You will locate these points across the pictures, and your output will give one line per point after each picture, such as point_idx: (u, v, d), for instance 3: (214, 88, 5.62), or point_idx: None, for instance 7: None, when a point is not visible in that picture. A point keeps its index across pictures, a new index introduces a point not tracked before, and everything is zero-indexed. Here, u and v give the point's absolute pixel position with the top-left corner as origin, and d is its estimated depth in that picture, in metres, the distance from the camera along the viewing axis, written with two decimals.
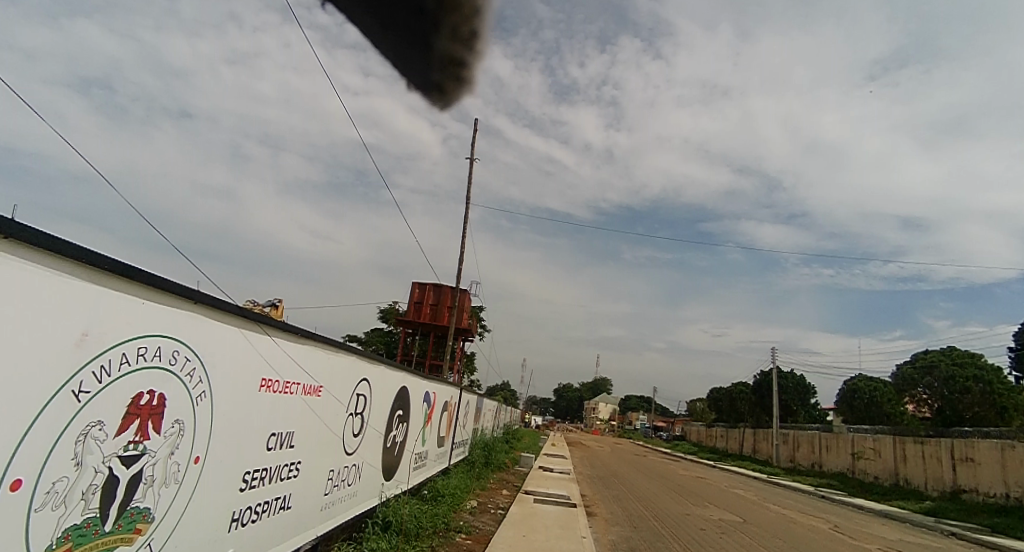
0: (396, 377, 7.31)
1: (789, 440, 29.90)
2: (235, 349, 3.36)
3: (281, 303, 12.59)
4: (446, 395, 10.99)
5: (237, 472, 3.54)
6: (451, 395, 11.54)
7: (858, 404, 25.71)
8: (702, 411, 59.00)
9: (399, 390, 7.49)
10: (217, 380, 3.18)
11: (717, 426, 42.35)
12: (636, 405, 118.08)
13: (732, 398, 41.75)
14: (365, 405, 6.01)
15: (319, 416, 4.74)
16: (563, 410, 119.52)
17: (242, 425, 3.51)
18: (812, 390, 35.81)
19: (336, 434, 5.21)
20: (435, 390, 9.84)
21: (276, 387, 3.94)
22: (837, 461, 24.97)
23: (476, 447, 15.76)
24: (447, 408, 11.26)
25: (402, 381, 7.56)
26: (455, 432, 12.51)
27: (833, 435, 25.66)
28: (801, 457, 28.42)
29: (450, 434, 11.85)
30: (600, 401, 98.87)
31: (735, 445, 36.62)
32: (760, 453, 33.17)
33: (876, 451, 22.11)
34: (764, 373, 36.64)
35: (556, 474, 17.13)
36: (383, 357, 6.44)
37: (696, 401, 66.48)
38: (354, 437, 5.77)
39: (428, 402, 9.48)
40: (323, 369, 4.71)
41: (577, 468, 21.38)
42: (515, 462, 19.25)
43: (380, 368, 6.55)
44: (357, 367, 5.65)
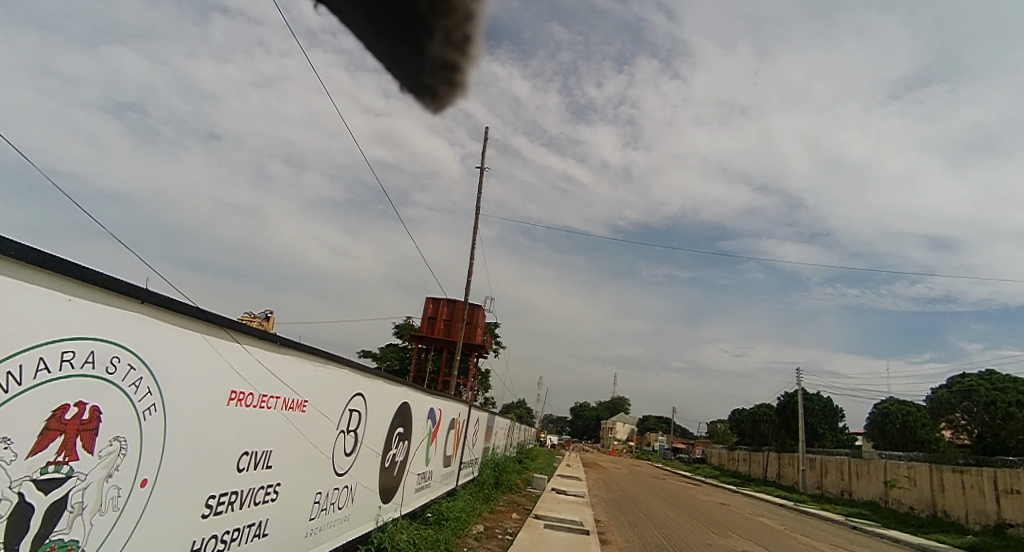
0: (397, 393, 6.92)
1: (816, 466, 28.63)
2: (197, 358, 3.00)
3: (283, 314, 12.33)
4: (452, 413, 10.54)
5: (198, 496, 3.15)
6: (459, 412, 11.08)
7: (892, 429, 24.53)
8: (724, 433, 57.18)
9: (400, 406, 7.09)
10: (171, 393, 2.81)
11: (739, 449, 40.88)
12: (655, 426, 115.55)
13: (754, 420, 40.38)
14: (359, 422, 5.61)
15: (303, 433, 4.35)
16: (580, 430, 117.53)
17: (203, 443, 3.14)
18: (839, 413, 34.34)
19: (323, 453, 4.81)
20: (440, 407, 9.42)
21: (250, 401, 3.56)
22: (868, 489, 23.73)
23: (487, 467, 15.20)
24: (454, 425, 10.80)
25: (402, 397, 7.16)
26: (464, 451, 12.03)
27: (863, 461, 24.41)
28: (829, 484, 27.10)
29: (458, 453, 11.39)
30: (618, 422, 96.91)
31: (758, 470, 35.20)
32: (785, 479, 31.78)
33: (910, 479, 20.91)
34: (788, 394, 35.33)
35: (570, 497, 16.44)
36: (381, 370, 6.06)
37: (717, 423, 64.57)
38: (346, 456, 5.36)
39: (433, 420, 9.04)
40: (308, 382, 4.34)
41: (592, 490, 20.59)
42: (527, 483, 18.60)
43: (378, 382, 6.17)
44: (350, 381, 5.28)
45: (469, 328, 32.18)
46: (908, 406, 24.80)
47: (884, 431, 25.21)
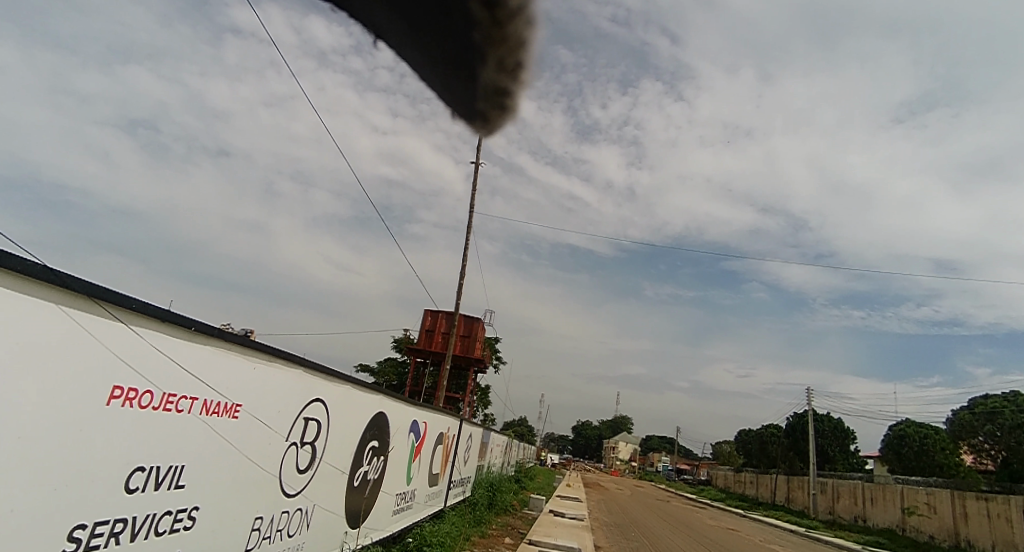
0: (371, 401, 6.11)
1: (828, 490, 27.38)
2: (51, 337, 2.22)
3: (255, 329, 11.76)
4: (440, 426, 9.71)
5: (53, 527, 2.34)
6: (448, 426, 10.23)
7: (908, 453, 23.48)
8: (729, 455, 55.75)
9: (375, 416, 6.28)
10: (2, 387, 2.03)
11: (746, 472, 39.51)
12: (658, 446, 113.56)
13: (761, 441, 39.10)
14: (318, 433, 4.80)
15: (233, 446, 3.54)
16: (582, 449, 115.43)
17: (60, 455, 2.33)
18: (850, 435, 33.10)
19: (266, 470, 3.99)
20: (425, 419, 8.59)
21: (147, 402, 2.76)
22: (884, 515, 22.51)
23: (481, 487, 14.25)
24: (442, 441, 9.94)
25: (378, 406, 6.36)
26: (453, 469, 11.13)
27: (878, 485, 23.30)
28: (842, 510, 25.87)
29: (446, 471, 10.50)
30: (621, 441, 95.08)
31: (767, 493, 33.87)
32: (795, 504, 30.49)
33: (930, 505, 19.75)
34: (797, 415, 34.17)
35: (568, 520, 15.42)
36: (349, 374, 5.27)
37: (722, 444, 63.04)
38: (299, 474, 4.54)
39: (416, 434, 8.20)
40: (242, 383, 3.54)
41: (592, 513, 19.52)
42: (523, 504, 17.59)
43: (346, 388, 5.39)
44: (306, 385, 4.48)
45: (467, 342, 31.39)
46: (926, 429, 23.73)
47: (900, 454, 24.10)
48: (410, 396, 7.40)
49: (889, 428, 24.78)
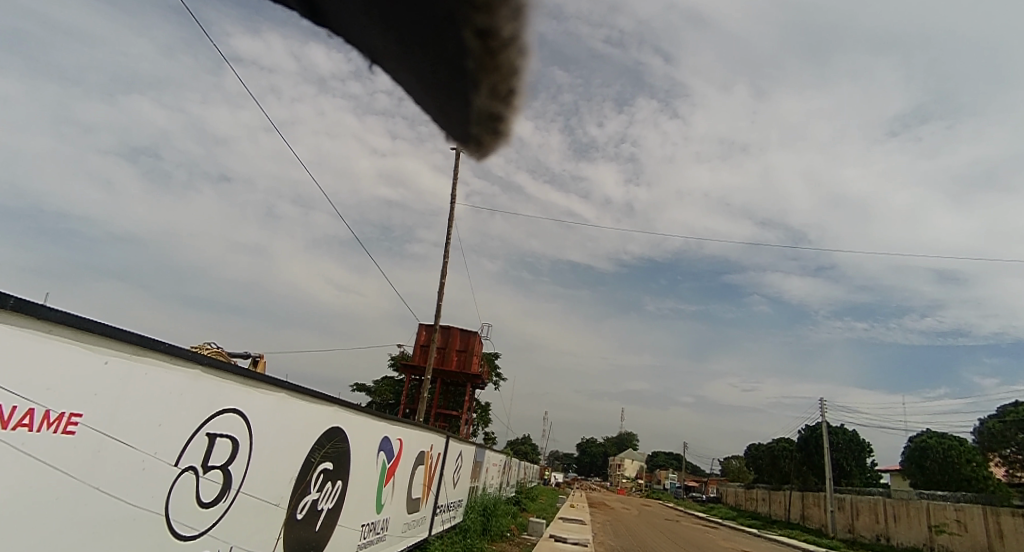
0: (321, 415, 5.01)
1: (846, 507, 26.01)
2: None
3: (226, 345, 10.79)
4: (421, 444, 8.63)
5: None
6: (430, 444, 9.13)
7: (931, 466, 22.22)
8: (738, 470, 54.04)
9: (327, 431, 5.17)
10: None
11: (758, 488, 37.94)
12: (665, 463, 111.25)
13: (772, 456, 37.67)
14: (235, 453, 3.70)
15: (70, 475, 2.47)
16: (587, 468, 113.04)
17: None
18: (866, 448, 31.66)
19: (138, 507, 2.90)
20: (400, 436, 7.47)
21: None
22: (909, 534, 21.09)
23: (474, 510, 13.07)
24: (424, 461, 8.85)
25: (332, 419, 5.25)
26: (437, 492, 9.97)
27: (900, 501, 22.01)
28: (862, 527, 24.47)
29: (429, 494, 9.34)
30: (626, 459, 92.88)
31: (781, 510, 32.40)
32: (811, 521, 29.04)
33: (960, 523, 18.41)
34: (810, 428, 32.81)
35: (571, 545, 14.15)
36: (282, 380, 4.19)
37: (731, 460, 61.23)
38: (204, 509, 3.44)
39: (388, 453, 7.08)
40: (80, 386, 2.47)
41: (598, 536, 18.18)
42: (522, 527, 16.32)
43: (280, 397, 4.29)
44: (213, 391, 3.40)
45: (464, 357, 30.24)
46: (949, 440, 22.45)
47: (923, 467, 22.73)
48: (378, 408, 6.32)
49: (910, 440, 23.49)
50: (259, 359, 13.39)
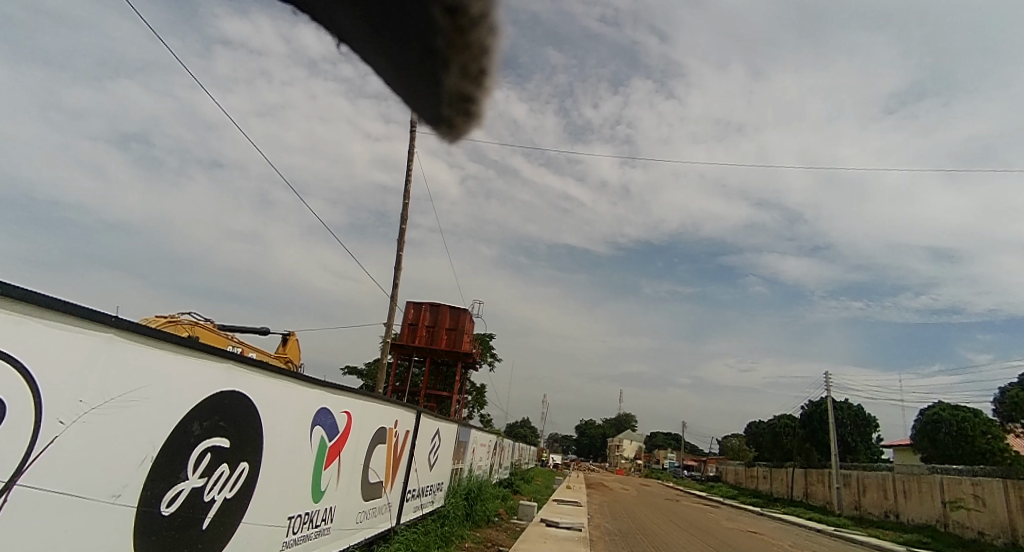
0: (197, 374, 3.62)
1: (852, 483, 25.05)
2: None
3: (196, 326, 9.11)
4: (380, 421, 7.32)
5: None
6: (393, 421, 7.82)
7: (943, 439, 21.24)
8: (738, 448, 53.38)
9: (213, 397, 3.79)
10: None
11: (759, 466, 37.04)
12: (663, 443, 111.30)
13: (774, 433, 36.75)
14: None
15: None
16: (586, 449, 112.89)
17: None
18: (872, 423, 30.57)
19: None
20: (346, 409, 6.11)
21: None
22: (920, 510, 20.22)
23: (457, 495, 11.88)
24: (385, 441, 7.55)
25: (219, 378, 3.86)
26: (405, 478, 8.64)
27: (911, 476, 21.05)
28: (869, 504, 23.56)
29: (394, 479, 8.12)
30: (625, 440, 92.40)
31: (784, 487, 31.53)
32: (815, 498, 28.21)
33: (979, 498, 17.43)
34: (814, 403, 31.77)
35: (565, 531, 12.94)
36: (100, 312, 2.80)
37: (729, 438, 60.50)
38: None
39: (329, 428, 5.73)
40: None
41: (595, 519, 17.02)
42: (512, 511, 15.16)
43: (106, 340, 2.90)
44: None
45: (454, 335, 28.88)
46: (963, 412, 21.36)
47: (936, 441, 21.67)
48: (304, 372, 4.96)
49: (922, 412, 22.37)
50: (289, 334, 11.60)
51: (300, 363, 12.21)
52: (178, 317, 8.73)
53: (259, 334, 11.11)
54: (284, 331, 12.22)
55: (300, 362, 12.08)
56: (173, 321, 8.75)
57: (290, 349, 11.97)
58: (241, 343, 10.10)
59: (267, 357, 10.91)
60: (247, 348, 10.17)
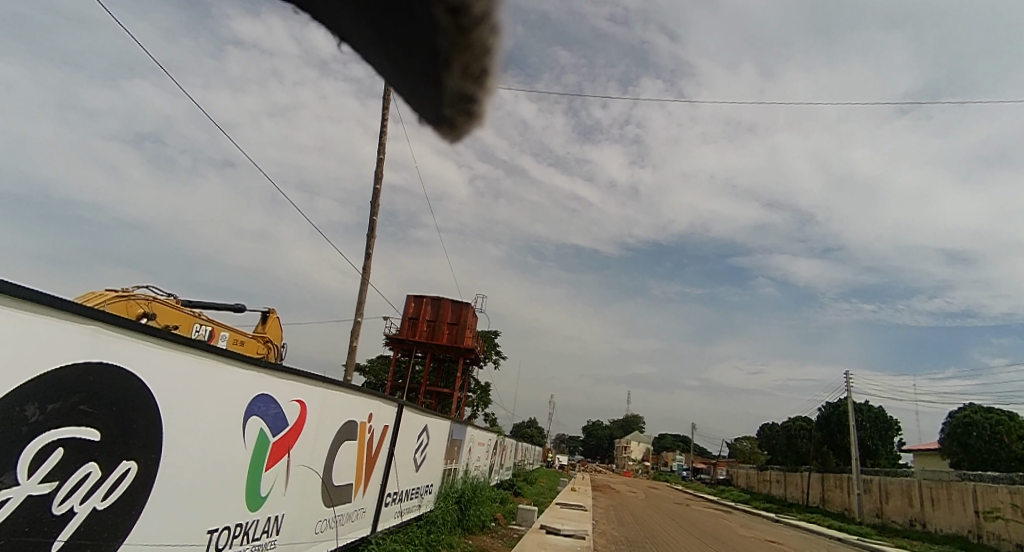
0: (38, 339, 2.55)
1: (873, 489, 23.73)
2: None
3: (151, 305, 7.87)
4: (348, 413, 6.25)
5: None
6: (365, 414, 6.75)
7: (975, 444, 19.95)
8: (750, 451, 51.78)
9: (69, 369, 2.74)
10: None
11: (773, 469, 35.69)
12: (672, 445, 109.44)
13: (788, 435, 35.42)
14: None
15: None
16: (593, 450, 111.29)
17: None
18: (894, 425, 29.13)
19: None
20: (299, 397, 5.07)
21: None
22: (949, 519, 18.96)
23: (448, 499, 10.84)
24: (355, 439, 6.49)
25: (79, 341, 2.80)
26: (383, 479, 7.62)
27: (940, 483, 19.77)
28: (892, 511, 22.28)
29: (368, 482, 7.07)
30: (633, 441, 90.81)
31: (800, 493, 30.26)
32: (832, 504, 26.95)
33: (1017, 508, 16.17)
34: (832, 404, 30.43)
35: (567, 537, 11.93)
36: None
37: (740, 441, 58.93)
38: None
39: (272, 418, 4.65)
40: None
41: (601, 525, 15.98)
42: (511, 515, 14.14)
43: None
44: None
45: (456, 330, 27.85)
46: (998, 415, 20.01)
47: (967, 446, 20.28)
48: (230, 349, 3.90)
49: (951, 415, 21.05)
50: (269, 312, 10.40)
51: (282, 343, 11.10)
52: (132, 291, 7.62)
53: (234, 312, 10.00)
54: (264, 308, 11.03)
55: (281, 342, 10.98)
56: (125, 295, 7.61)
57: (270, 329, 10.82)
58: (211, 321, 9.04)
59: (242, 337, 9.81)
60: (218, 327, 9.14)
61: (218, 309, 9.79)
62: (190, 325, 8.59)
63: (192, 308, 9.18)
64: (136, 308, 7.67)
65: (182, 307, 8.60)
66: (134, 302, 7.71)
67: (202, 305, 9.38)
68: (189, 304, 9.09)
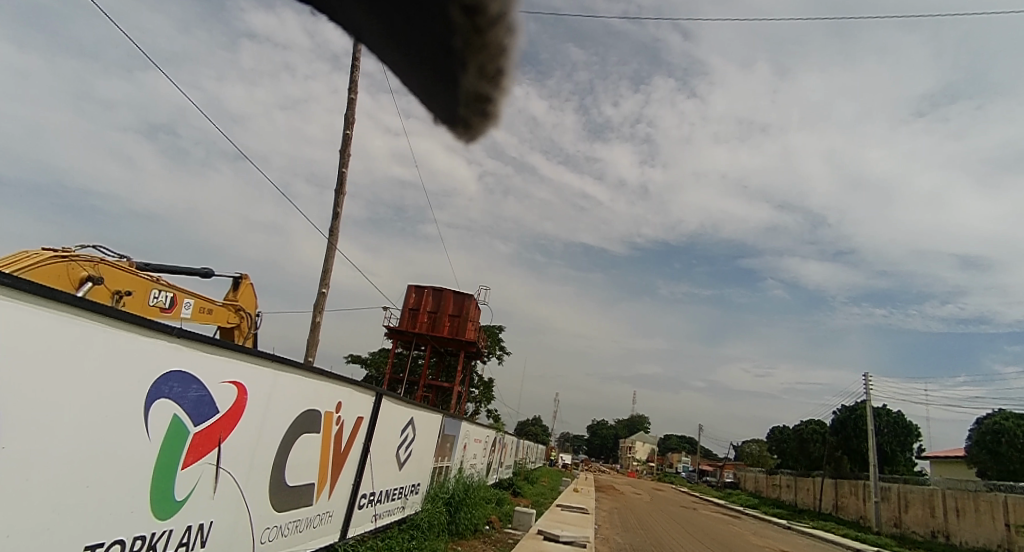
0: None
1: (892, 497, 22.55)
2: None
3: (95, 270, 7.04)
4: (307, 400, 5.25)
5: None
6: (329, 403, 5.75)
7: (1007, 453, 18.70)
8: (760, 455, 50.38)
9: None
10: None
11: (783, 474, 34.45)
12: (677, 447, 107.87)
13: (800, 439, 34.18)
14: None
15: None
16: (597, 450, 109.93)
17: None
18: (915, 431, 27.80)
19: None
20: (233, 377, 4.09)
21: None
22: (978, 531, 17.80)
23: (437, 500, 9.93)
24: (315, 432, 5.50)
25: None
26: (357, 477, 6.72)
27: (968, 493, 18.58)
28: (911, 521, 21.09)
29: (334, 481, 6.11)
30: (638, 442, 89.47)
31: (811, 499, 29.10)
32: (846, 512, 25.80)
33: None
34: (849, 408, 29.17)
35: (567, 543, 11.00)
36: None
37: (749, 445, 57.44)
38: None
39: (190, 399, 3.68)
40: None
41: (604, 529, 15.04)
42: (507, 517, 13.23)
43: None
44: None
45: (457, 322, 26.91)
46: None
47: (998, 454, 19.04)
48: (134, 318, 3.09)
49: (980, 422, 19.79)
50: (240, 277, 9.66)
51: (256, 312, 10.32)
52: (75, 252, 6.78)
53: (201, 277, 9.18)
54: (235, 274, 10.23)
55: (254, 311, 10.21)
56: (66, 257, 6.77)
57: (242, 296, 10.03)
58: (173, 287, 8.28)
59: (209, 305, 9.08)
60: (181, 294, 8.40)
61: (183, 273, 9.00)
62: (147, 290, 7.79)
63: (150, 271, 8.34)
64: (79, 272, 6.85)
65: (138, 271, 7.79)
66: (77, 265, 6.88)
67: (163, 270, 8.58)
68: (145, 268, 8.26)
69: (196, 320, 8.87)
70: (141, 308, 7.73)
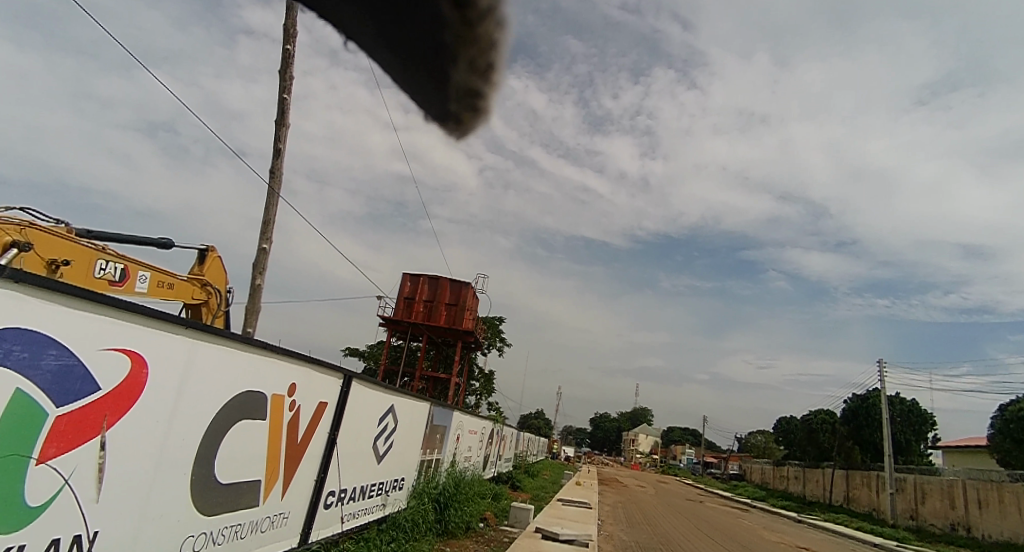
0: None
1: (907, 488, 21.66)
2: None
3: (18, 237, 6.16)
4: (241, 378, 4.25)
5: None
6: (276, 385, 4.75)
7: None
8: (767, 448, 49.28)
9: None
10: None
11: (791, 466, 33.52)
12: (681, 439, 106.88)
13: (809, 430, 33.25)
14: None
15: None
16: (601, 443, 108.92)
17: None
18: (929, 421, 26.87)
19: None
20: (118, 343, 3.09)
21: None
22: (1002, 524, 16.90)
23: (424, 497, 9.03)
24: (256, 418, 4.51)
25: None
26: (321, 471, 5.80)
27: (990, 484, 17.66)
28: (928, 513, 20.22)
29: (289, 477, 5.15)
30: (642, 434, 88.60)
31: (820, 490, 28.24)
32: (857, 504, 24.94)
33: None
34: (861, 397, 28.26)
35: (568, 542, 10.11)
36: None
37: (755, 436, 56.39)
38: None
39: (41, 366, 2.68)
40: None
41: (609, 525, 14.18)
42: (504, 513, 12.37)
43: None
44: None
45: (454, 312, 25.93)
46: None
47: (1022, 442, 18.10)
48: None
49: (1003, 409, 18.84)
50: (206, 248, 8.75)
51: (227, 289, 9.46)
52: None
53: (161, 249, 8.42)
54: (202, 248, 9.37)
55: (225, 287, 9.35)
56: None
57: (210, 269, 9.12)
58: (124, 257, 7.39)
59: (170, 278, 8.17)
60: (133, 265, 7.50)
61: (139, 243, 8.20)
62: (90, 260, 6.91)
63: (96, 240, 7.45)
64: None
65: (80, 239, 6.91)
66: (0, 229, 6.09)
67: (117, 237, 7.84)
68: (91, 236, 7.42)
69: (155, 295, 7.98)
70: (85, 281, 6.85)
